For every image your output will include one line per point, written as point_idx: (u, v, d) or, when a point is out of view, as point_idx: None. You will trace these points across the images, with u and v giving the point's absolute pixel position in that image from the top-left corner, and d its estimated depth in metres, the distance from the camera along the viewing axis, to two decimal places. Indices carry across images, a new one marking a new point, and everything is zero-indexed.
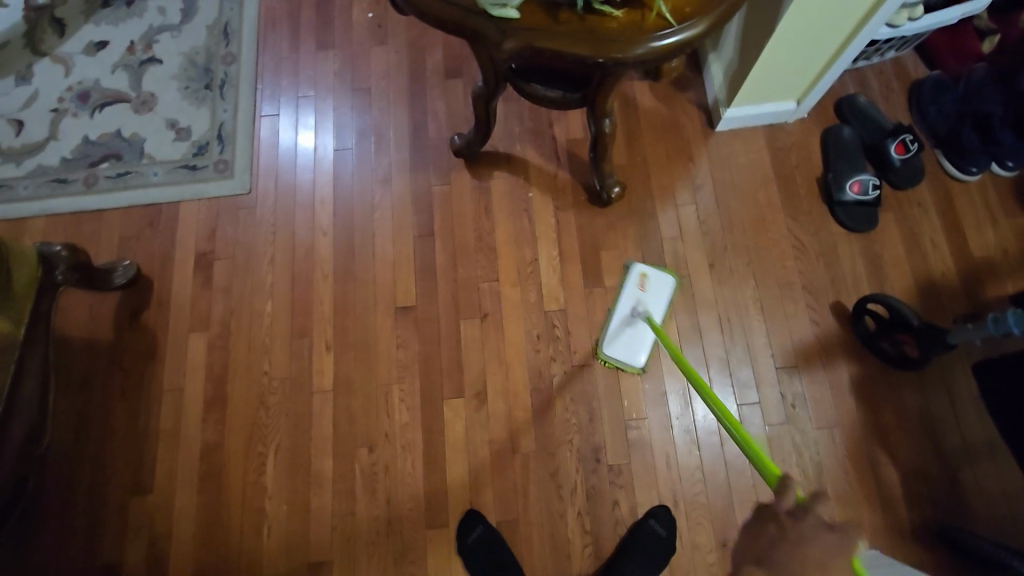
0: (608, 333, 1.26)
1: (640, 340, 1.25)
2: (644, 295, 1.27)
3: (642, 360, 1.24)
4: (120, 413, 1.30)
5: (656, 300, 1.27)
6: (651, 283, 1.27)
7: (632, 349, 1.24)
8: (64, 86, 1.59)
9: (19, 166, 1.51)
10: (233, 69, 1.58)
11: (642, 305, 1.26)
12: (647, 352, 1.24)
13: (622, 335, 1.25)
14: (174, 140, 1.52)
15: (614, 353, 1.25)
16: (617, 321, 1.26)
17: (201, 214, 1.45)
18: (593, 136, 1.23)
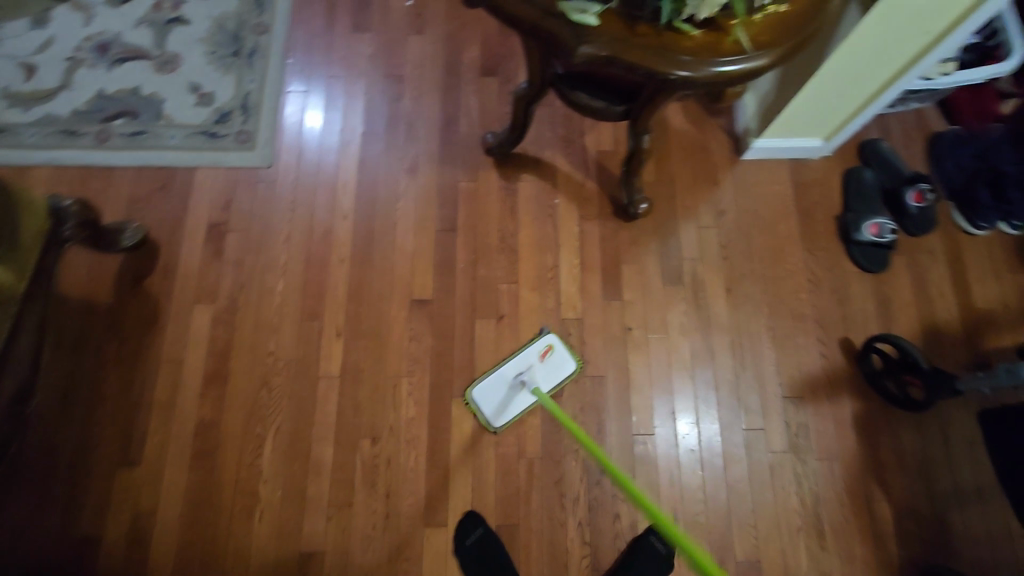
0: (484, 381, 1.24)
1: (510, 404, 1.23)
2: (538, 365, 1.26)
3: (495, 421, 1.22)
4: (113, 380, 1.25)
5: (547, 375, 1.25)
6: (552, 358, 1.26)
7: (501, 409, 1.23)
8: (83, 35, 1.52)
9: (27, 112, 1.44)
10: (264, 40, 1.53)
11: (531, 375, 1.24)
12: (507, 417, 1.22)
13: (495, 393, 1.24)
14: (195, 104, 1.47)
15: (479, 407, 1.23)
16: (501, 377, 1.25)
17: (217, 184, 1.40)
18: (629, 151, 1.24)
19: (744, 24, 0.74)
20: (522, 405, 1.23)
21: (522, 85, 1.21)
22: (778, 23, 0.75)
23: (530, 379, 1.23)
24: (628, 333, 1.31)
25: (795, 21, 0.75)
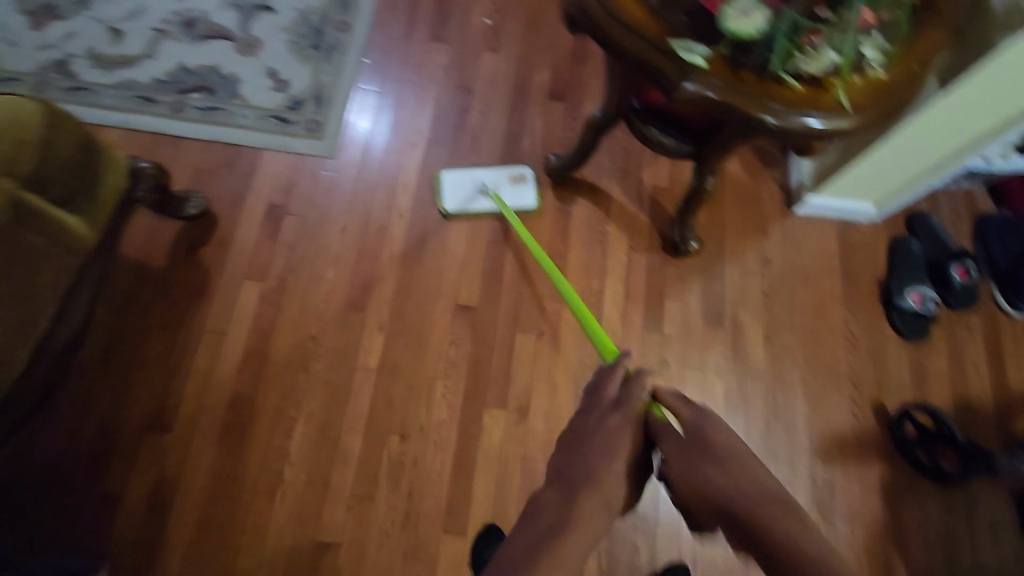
0: (459, 174, 1.44)
1: (472, 198, 1.42)
2: (506, 185, 1.43)
3: (448, 206, 1.41)
4: (155, 343, 1.26)
5: (509, 195, 1.43)
6: (519, 185, 1.43)
7: (457, 198, 1.41)
8: (172, 9, 1.57)
9: (108, 74, 1.48)
10: (345, 38, 1.58)
11: (495, 187, 1.43)
12: (460, 203, 1.41)
13: (461, 186, 1.43)
14: (271, 89, 1.50)
15: (441, 186, 1.43)
16: (473, 179, 1.43)
17: (282, 168, 1.44)
18: (691, 189, 1.28)
19: (844, 85, 0.77)
20: (478, 205, 1.41)
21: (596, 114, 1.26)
22: (876, 89, 0.78)
23: (494, 191, 1.42)
24: (665, 367, 1.32)
25: (891, 90, 0.78)
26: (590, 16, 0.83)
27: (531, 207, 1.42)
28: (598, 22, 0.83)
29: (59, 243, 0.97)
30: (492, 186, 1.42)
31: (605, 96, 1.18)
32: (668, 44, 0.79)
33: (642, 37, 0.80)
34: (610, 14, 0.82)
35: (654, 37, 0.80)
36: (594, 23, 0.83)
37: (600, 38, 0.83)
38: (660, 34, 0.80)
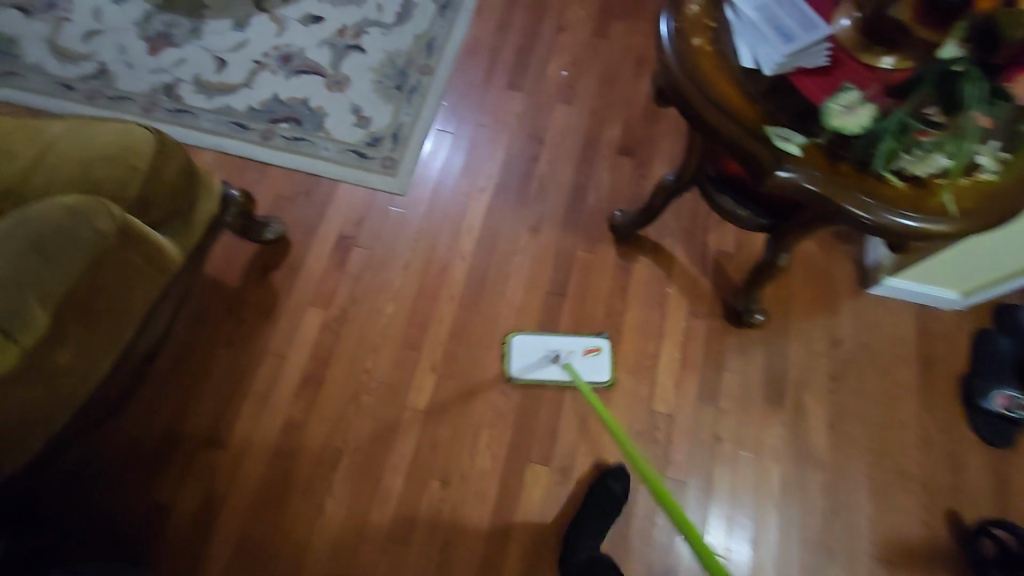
0: (530, 334, 1.34)
1: (541, 367, 1.31)
2: (579, 357, 1.32)
3: (515, 371, 1.30)
4: (219, 359, 1.31)
5: (582, 366, 1.31)
6: (594, 358, 1.32)
7: (526, 367, 1.30)
8: (272, 43, 1.68)
9: (209, 100, 1.59)
10: (427, 80, 1.65)
11: (569, 357, 1.32)
12: (526, 373, 1.30)
13: (530, 352, 1.32)
14: (353, 124, 1.58)
15: (510, 350, 1.32)
16: (544, 347, 1.32)
17: (355, 201, 1.49)
18: (762, 264, 1.24)
19: (951, 187, 0.74)
20: (548, 373, 1.30)
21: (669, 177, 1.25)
22: (985, 193, 0.74)
23: (566, 360, 1.31)
24: (718, 443, 1.27)
25: (1003, 194, 0.74)
26: (683, 90, 0.82)
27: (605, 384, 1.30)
28: (690, 98, 0.82)
29: (148, 264, 1.00)
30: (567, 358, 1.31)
31: (683, 162, 1.17)
32: (763, 130, 0.77)
33: (736, 120, 0.79)
34: (705, 91, 0.81)
35: (748, 121, 0.78)
36: (687, 98, 0.82)
37: (691, 113, 0.82)
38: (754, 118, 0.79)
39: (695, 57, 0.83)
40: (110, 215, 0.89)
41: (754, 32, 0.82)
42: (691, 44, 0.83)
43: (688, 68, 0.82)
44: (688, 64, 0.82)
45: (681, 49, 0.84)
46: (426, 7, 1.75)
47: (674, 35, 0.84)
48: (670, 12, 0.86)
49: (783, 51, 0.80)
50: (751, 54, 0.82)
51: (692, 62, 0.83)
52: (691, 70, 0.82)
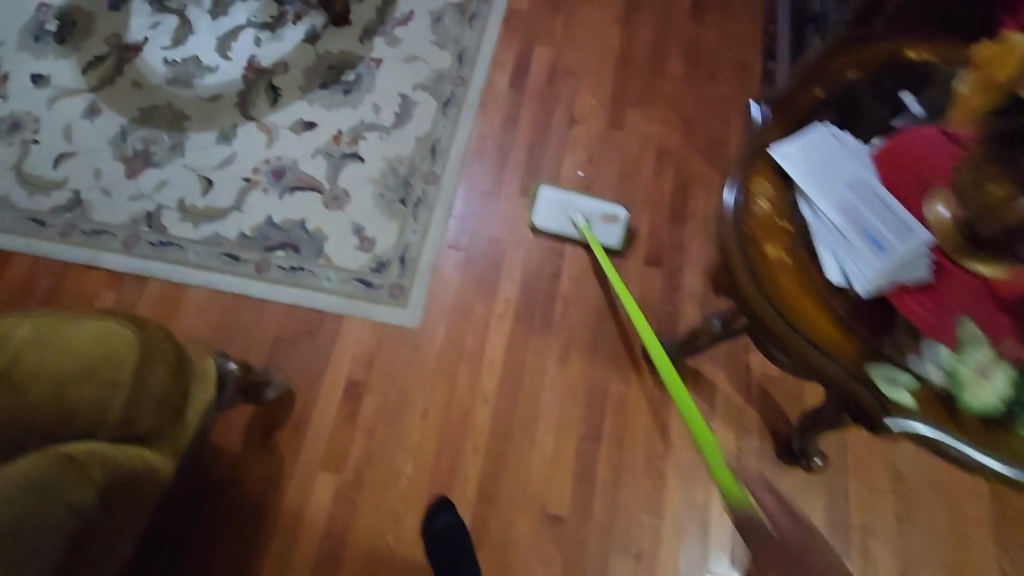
0: (559, 194, 1.46)
1: (561, 222, 1.45)
2: (598, 222, 1.44)
3: (537, 221, 1.46)
4: (225, 542, 1.18)
5: (599, 228, 1.43)
6: (610, 224, 1.44)
7: (548, 219, 1.45)
8: (262, 157, 1.54)
9: (196, 229, 1.45)
10: (433, 190, 1.51)
11: (590, 220, 1.43)
12: (546, 226, 1.45)
13: (555, 207, 1.46)
14: (356, 248, 1.44)
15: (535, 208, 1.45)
16: (568, 210, 1.45)
17: (364, 339, 1.36)
18: (820, 415, 1.13)
19: None
20: (565, 229, 1.45)
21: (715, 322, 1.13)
22: None
23: (585, 222, 1.43)
24: None
25: None
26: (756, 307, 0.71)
27: (615, 246, 1.42)
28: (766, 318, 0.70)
29: (143, 498, 0.87)
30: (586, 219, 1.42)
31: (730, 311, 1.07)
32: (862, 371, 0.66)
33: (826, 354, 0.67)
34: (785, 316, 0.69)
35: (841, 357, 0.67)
36: (762, 318, 0.70)
37: (768, 335, 0.70)
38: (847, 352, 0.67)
39: (767, 267, 0.71)
40: (84, 486, 0.78)
41: (841, 239, 0.70)
42: (761, 251, 0.72)
43: (761, 280, 0.70)
44: (760, 275, 0.71)
45: (751, 253, 0.72)
46: (427, 105, 1.62)
47: (742, 233, 0.73)
48: (737, 185, 0.75)
49: (878, 265, 0.68)
50: (837, 265, 0.69)
51: (764, 273, 0.71)
52: (764, 285, 0.70)
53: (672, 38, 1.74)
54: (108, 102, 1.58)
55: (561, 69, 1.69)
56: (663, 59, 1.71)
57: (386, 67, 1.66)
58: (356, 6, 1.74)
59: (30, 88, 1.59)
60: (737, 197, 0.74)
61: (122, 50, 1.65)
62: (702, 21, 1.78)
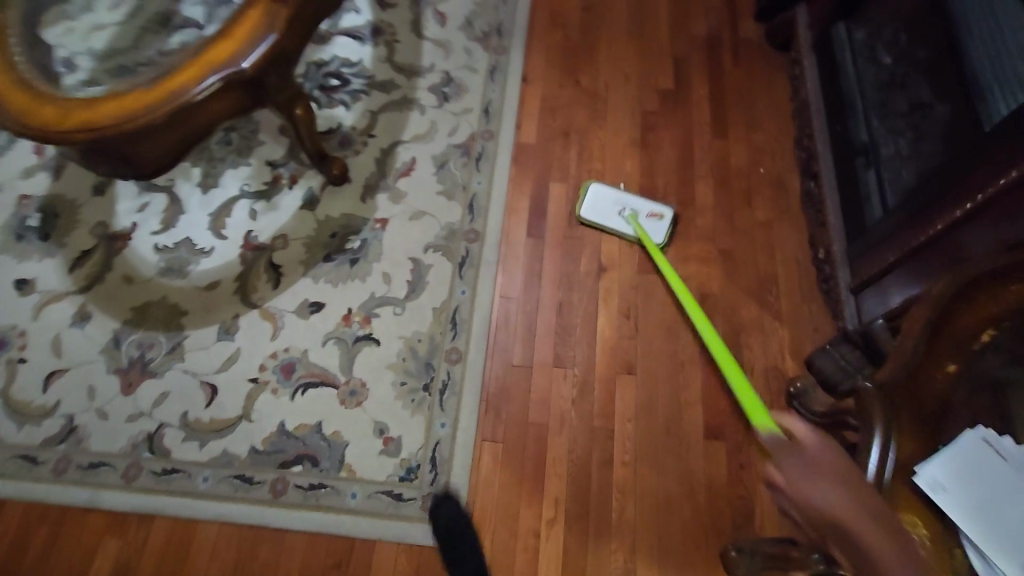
0: (605, 189, 1.54)
1: (611, 216, 1.51)
2: (645, 219, 1.50)
3: (585, 214, 1.52)
4: None
5: (646, 223, 1.50)
6: (657, 220, 1.50)
7: (596, 210, 1.52)
8: (269, 350, 1.40)
9: (202, 448, 1.31)
10: (458, 371, 1.37)
11: (638, 213, 1.51)
12: (594, 218, 1.51)
13: (605, 200, 1.53)
14: (381, 453, 1.29)
15: (586, 195, 1.53)
16: (614, 208, 1.52)
17: (400, 568, 1.20)
18: None
19: None
20: (616, 222, 1.51)
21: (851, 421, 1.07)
22: None
23: (634, 214, 1.50)
24: None
25: None
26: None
27: (659, 243, 1.48)
28: None
29: None
30: (634, 212, 1.51)
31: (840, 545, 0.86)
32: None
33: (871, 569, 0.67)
34: None
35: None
36: None
37: None
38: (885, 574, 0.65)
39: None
40: None
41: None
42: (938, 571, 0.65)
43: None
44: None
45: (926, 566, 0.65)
46: (441, 267, 1.48)
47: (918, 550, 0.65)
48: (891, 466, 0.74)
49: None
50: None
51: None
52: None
53: (697, 158, 1.61)
54: (98, 305, 1.46)
55: (581, 207, 1.56)
56: (691, 185, 1.58)
57: (393, 227, 1.53)
58: (354, 161, 1.62)
59: (15, 297, 1.47)
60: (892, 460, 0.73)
61: (110, 239, 1.53)
62: (726, 134, 1.65)
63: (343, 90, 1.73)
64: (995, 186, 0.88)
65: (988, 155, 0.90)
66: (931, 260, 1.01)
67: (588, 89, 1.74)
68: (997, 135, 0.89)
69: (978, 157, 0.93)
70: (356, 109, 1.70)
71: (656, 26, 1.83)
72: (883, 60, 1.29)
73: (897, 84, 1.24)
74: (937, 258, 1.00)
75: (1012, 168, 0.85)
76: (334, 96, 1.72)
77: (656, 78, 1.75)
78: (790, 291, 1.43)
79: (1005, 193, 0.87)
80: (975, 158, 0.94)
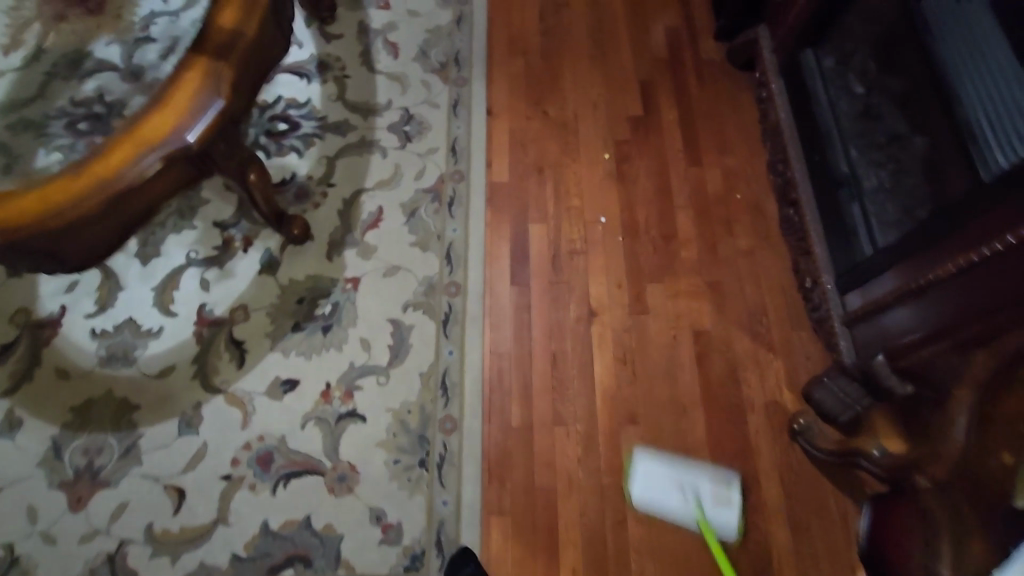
0: (659, 458, 1.28)
1: (669, 507, 1.24)
2: (711, 499, 1.25)
3: (640, 464, 1.27)
4: None
5: (714, 512, 1.24)
6: (723, 503, 1.24)
7: (648, 493, 1.25)
8: (241, 440, 1.26)
9: (176, 564, 1.17)
10: (455, 440, 1.28)
11: (700, 493, 1.25)
12: (650, 508, 1.24)
13: (659, 473, 1.26)
14: (381, 542, 1.20)
15: (632, 475, 1.26)
16: (677, 475, 1.26)
17: None
18: None
19: None
20: (680, 471, 1.26)
21: (873, 453, 1.12)
22: None
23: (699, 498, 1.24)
24: None
25: None
26: None
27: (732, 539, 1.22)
28: None
29: None
30: (698, 496, 1.24)
31: None
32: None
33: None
34: None
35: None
36: None
37: None
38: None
39: None
40: None
41: None
42: None
43: None
44: None
45: None
46: (424, 326, 1.38)
47: None
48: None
49: None
50: None
51: None
52: None
53: (674, 188, 1.59)
54: (30, 409, 1.27)
55: (564, 248, 1.50)
56: (671, 216, 1.55)
57: (366, 286, 1.41)
58: (314, 215, 1.49)
59: None
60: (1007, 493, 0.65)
61: (36, 328, 1.33)
62: (699, 160, 1.63)
63: (292, 134, 1.58)
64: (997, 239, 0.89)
65: (985, 208, 0.92)
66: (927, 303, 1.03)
67: (556, 119, 1.68)
68: (994, 190, 0.91)
69: (974, 208, 0.95)
70: (310, 155, 1.56)
71: (618, 47, 1.79)
72: (857, 90, 1.34)
73: (873, 116, 1.29)
74: (931, 306, 1.02)
75: (1008, 232, 0.86)
76: (283, 141, 1.57)
77: (624, 104, 1.71)
78: (779, 320, 1.44)
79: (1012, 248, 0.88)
80: (969, 211, 0.96)
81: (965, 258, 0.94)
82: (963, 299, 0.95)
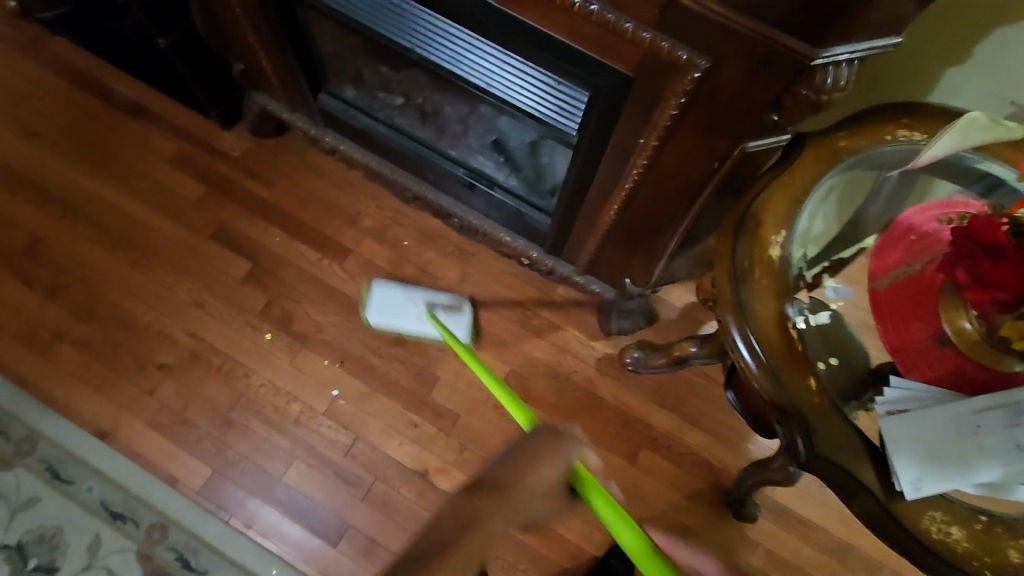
0: (393, 283, 1.32)
1: (407, 321, 1.28)
2: (446, 314, 1.32)
3: (374, 314, 1.29)
4: None
5: (448, 321, 1.31)
6: (457, 313, 1.32)
7: (384, 315, 1.29)
8: None
9: None
10: None
11: (434, 307, 1.32)
12: (383, 319, 1.29)
13: (393, 296, 1.30)
14: None
15: (371, 295, 1.30)
16: (417, 301, 1.31)
17: None
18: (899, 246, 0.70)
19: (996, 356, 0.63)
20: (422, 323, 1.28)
21: (693, 351, 1.10)
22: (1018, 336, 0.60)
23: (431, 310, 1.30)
24: None
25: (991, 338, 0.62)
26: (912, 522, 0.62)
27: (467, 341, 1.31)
28: (924, 534, 0.61)
29: None
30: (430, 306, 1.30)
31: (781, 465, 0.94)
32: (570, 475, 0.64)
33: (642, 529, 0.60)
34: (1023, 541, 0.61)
35: (551, 477, 0.62)
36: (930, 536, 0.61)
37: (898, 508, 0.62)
38: (558, 459, 0.62)
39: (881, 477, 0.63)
40: None
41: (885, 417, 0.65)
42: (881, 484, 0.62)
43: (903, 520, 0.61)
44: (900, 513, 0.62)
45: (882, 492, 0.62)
46: None
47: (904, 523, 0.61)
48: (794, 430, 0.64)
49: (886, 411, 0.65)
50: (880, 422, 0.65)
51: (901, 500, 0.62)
52: (905, 520, 0.61)
53: (350, 291, 1.34)
54: None
55: (333, 460, 1.22)
56: None
57: None
58: None
59: None
60: (796, 426, 0.64)
61: None
62: (342, 245, 1.38)
63: None
64: (634, 166, 0.78)
65: (598, 148, 0.80)
66: (631, 233, 0.96)
67: (180, 359, 1.27)
68: (589, 139, 0.80)
69: (591, 155, 0.82)
70: None
71: (149, 226, 1.37)
72: (398, 100, 1.23)
73: (432, 111, 1.23)
74: (639, 230, 0.94)
75: (635, 158, 0.76)
76: None
77: (219, 271, 1.34)
78: (540, 302, 1.37)
79: (650, 168, 0.77)
80: (586, 163, 0.85)
81: (620, 192, 0.85)
82: (650, 217, 0.89)
